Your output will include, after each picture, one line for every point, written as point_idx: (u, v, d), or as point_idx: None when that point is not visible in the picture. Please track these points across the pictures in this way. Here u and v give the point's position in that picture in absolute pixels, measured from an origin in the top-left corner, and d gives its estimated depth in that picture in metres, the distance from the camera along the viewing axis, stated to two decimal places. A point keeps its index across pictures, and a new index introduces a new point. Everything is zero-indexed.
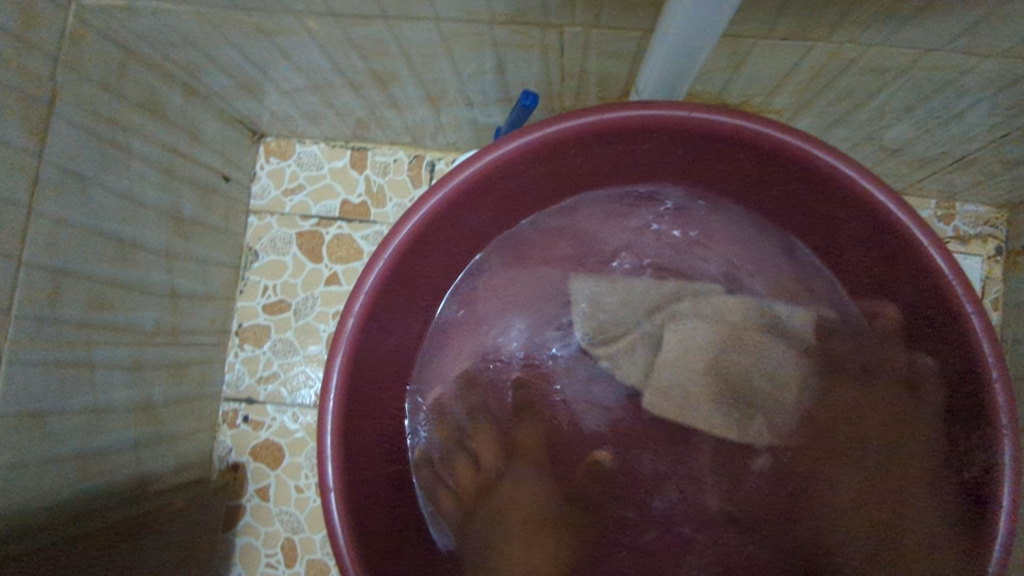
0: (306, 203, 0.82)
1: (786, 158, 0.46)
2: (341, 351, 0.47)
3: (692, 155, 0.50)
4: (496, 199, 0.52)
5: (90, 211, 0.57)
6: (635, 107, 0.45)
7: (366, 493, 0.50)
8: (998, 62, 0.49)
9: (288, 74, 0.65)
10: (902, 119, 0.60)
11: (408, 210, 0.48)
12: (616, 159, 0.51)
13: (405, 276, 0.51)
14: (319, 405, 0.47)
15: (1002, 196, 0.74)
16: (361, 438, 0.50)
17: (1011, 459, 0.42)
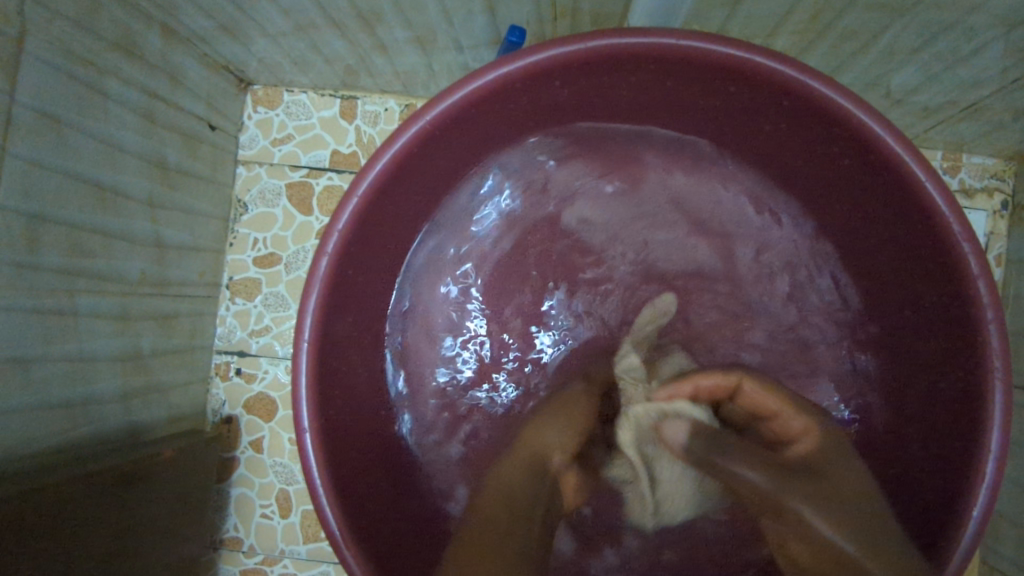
0: (295, 153, 0.80)
1: (774, 85, 0.48)
2: (316, 289, 0.50)
3: (676, 84, 0.51)
4: (480, 129, 0.54)
5: (68, 155, 0.55)
6: (623, 34, 0.46)
7: (337, 424, 0.54)
8: None
9: (271, 15, 0.62)
10: (909, 63, 0.58)
11: (385, 144, 0.49)
12: (600, 90, 0.53)
13: (384, 208, 0.53)
14: (294, 344, 0.50)
15: (1010, 146, 0.72)
16: (332, 372, 0.53)
17: (1001, 371, 0.47)
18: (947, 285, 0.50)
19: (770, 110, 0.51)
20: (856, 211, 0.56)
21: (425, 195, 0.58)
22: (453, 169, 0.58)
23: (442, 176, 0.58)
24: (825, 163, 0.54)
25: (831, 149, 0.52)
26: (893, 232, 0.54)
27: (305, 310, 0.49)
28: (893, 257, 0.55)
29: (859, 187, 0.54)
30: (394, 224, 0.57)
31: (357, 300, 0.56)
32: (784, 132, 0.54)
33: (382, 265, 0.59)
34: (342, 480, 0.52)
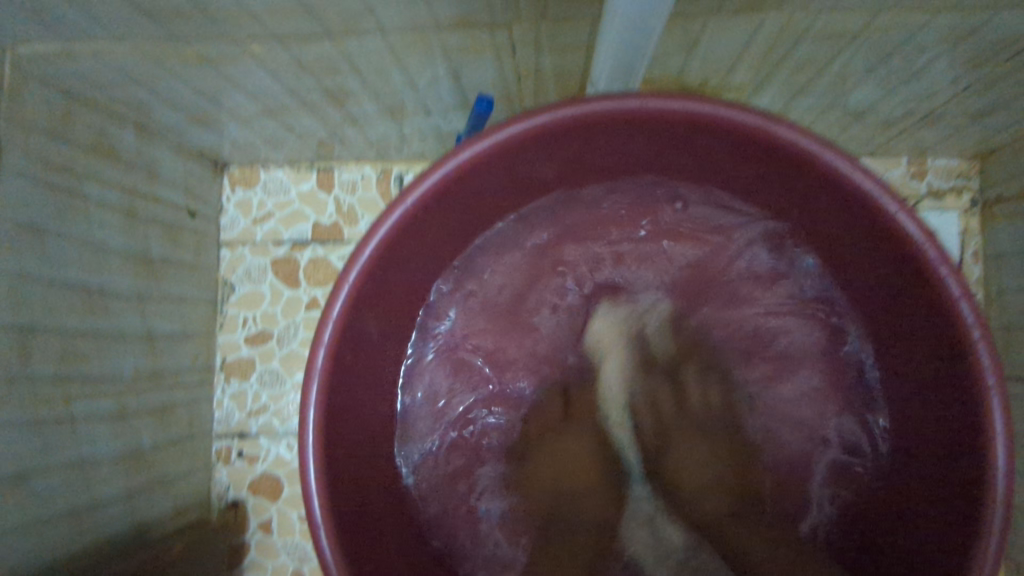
0: (277, 230, 0.81)
1: (740, 136, 0.49)
2: (316, 379, 0.50)
3: (649, 142, 0.52)
4: (462, 204, 0.54)
5: (53, 263, 0.55)
6: (589, 103, 0.48)
7: (355, 508, 0.53)
8: (950, 16, 0.49)
9: (241, 102, 0.63)
10: (864, 81, 0.60)
11: (371, 229, 0.50)
12: (578, 155, 0.54)
13: (378, 290, 0.53)
14: (299, 436, 0.49)
15: (971, 146, 0.74)
16: (345, 457, 0.53)
17: (999, 404, 0.45)
18: (931, 308, 0.49)
19: (741, 158, 0.52)
20: (835, 249, 0.56)
21: (420, 273, 0.58)
22: (447, 244, 0.58)
23: (431, 254, 0.58)
24: (797, 203, 0.54)
25: (804, 191, 0.52)
26: (871, 268, 0.53)
27: (307, 401, 0.49)
28: (880, 293, 0.54)
29: (836, 227, 0.53)
30: (391, 305, 0.57)
31: (358, 390, 0.55)
32: (752, 178, 0.55)
33: (386, 347, 0.58)
34: (362, 562, 0.51)
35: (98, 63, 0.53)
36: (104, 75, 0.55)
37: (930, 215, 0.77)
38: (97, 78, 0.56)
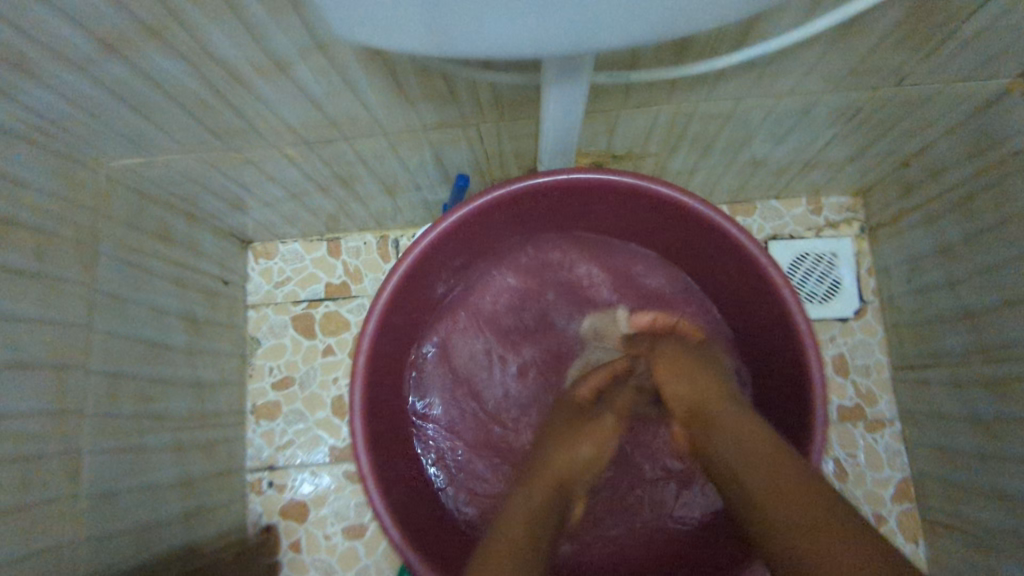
0: (295, 291, 0.97)
1: (635, 194, 0.66)
2: (359, 388, 0.65)
3: (578, 202, 0.69)
4: (452, 253, 0.70)
5: (130, 325, 0.70)
6: (530, 179, 0.65)
7: (398, 486, 0.67)
8: (796, 99, 0.67)
9: (270, 189, 0.80)
10: (752, 144, 0.78)
11: (389, 274, 0.66)
12: (532, 214, 0.71)
13: (395, 320, 0.69)
14: (351, 431, 0.64)
15: (853, 186, 0.92)
16: (386, 448, 0.67)
17: (821, 375, 0.62)
18: (775, 309, 0.65)
19: (638, 209, 0.69)
20: (711, 273, 0.72)
21: (426, 307, 0.74)
22: (443, 283, 0.74)
23: (432, 292, 0.73)
24: (682, 242, 0.71)
25: (687, 231, 0.69)
26: (737, 284, 0.69)
27: (354, 405, 0.64)
28: (744, 303, 0.71)
29: (712, 256, 0.70)
30: (405, 331, 0.72)
31: (382, 407, 0.68)
32: (650, 225, 0.72)
33: (403, 364, 0.74)
34: (411, 524, 0.64)
35: (167, 169, 0.70)
36: (168, 177, 0.72)
37: (831, 240, 0.95)
38: (163, 180, 0.72)
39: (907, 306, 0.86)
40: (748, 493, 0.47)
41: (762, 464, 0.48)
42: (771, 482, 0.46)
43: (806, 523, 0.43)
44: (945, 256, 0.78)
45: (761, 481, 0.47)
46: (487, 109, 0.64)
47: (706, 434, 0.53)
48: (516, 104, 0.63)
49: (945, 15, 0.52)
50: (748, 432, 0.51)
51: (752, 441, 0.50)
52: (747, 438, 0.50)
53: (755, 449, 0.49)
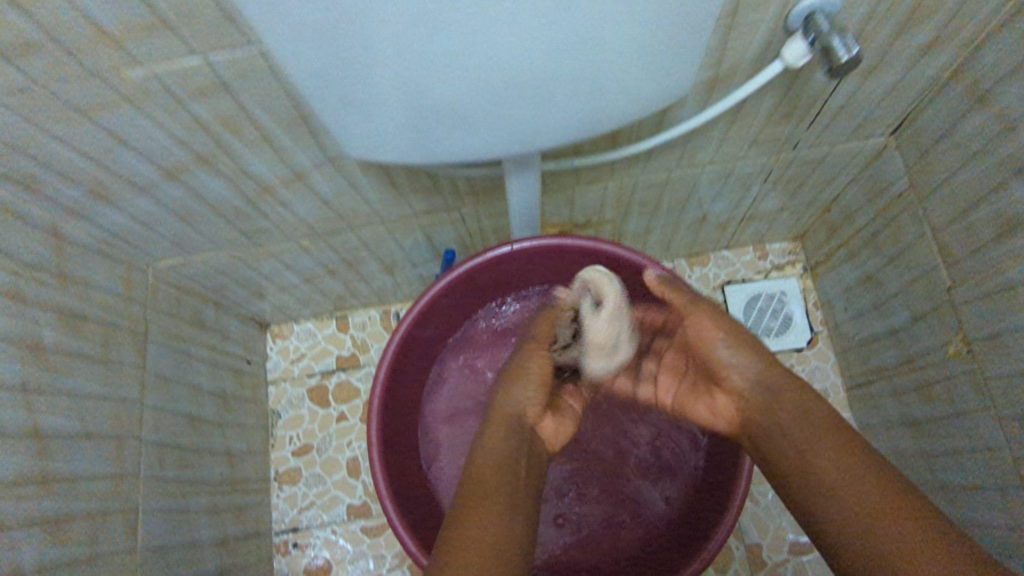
0: (310, 365, 1.08)
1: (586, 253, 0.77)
2: (374, 443, 0.74)
3: (538, 263, 0.80)
4: (439, 314, 0.80)
5: (173, 400, 0.81)
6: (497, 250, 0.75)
7: (421, 523, 0.75)
8: (718, 167, 0.82)
9: (287, 277, 0.93)
10: (693, 204, 0.92)
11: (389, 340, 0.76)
12: (504, 276, 0.81)
13: (397, 377, 0.78)
14: (374, 481, 0.73)
15: (790, 232, 1.06)
16: (405, 491, 0.76)
17: None
18: None
19: (589, 265, 0.79)
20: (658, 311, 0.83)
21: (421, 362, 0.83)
22: (434, 339, 0.84)
23: (425, 348, 0.83)
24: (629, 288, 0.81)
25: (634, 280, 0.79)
26: None
27: (373, 459, 0.73)
28: None
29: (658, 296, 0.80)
30: (406, 386, 0.81)
31: (393, 459, 0.76)
32: None
33: (408, 414, 0.83)
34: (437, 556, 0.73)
35: (202, 266, 0.83)
36: (203, 273, 0.85)
37: (778, 280, 1.08)
38: (199, 275, 0.85)
39: (849, 332, 0.98)
40: (815, 469, 0.51)
41: (829, 447, 0.52)
42: (843, 466, 0.50)
43: (878, 512, 0.47)
44: (869, 286, 0.90)
45: (829, 463, 0.51)
46: (465, 196, 0.78)
47: (765, 403, 0.57)
48: (489, 190, 0.77)
49: (812, 98, 0.67)
50: (804, 412, 0.54)
51: (818, 423, 0.53)
52: (815, 416, 0.54)
53: (819, 431, 0.53)
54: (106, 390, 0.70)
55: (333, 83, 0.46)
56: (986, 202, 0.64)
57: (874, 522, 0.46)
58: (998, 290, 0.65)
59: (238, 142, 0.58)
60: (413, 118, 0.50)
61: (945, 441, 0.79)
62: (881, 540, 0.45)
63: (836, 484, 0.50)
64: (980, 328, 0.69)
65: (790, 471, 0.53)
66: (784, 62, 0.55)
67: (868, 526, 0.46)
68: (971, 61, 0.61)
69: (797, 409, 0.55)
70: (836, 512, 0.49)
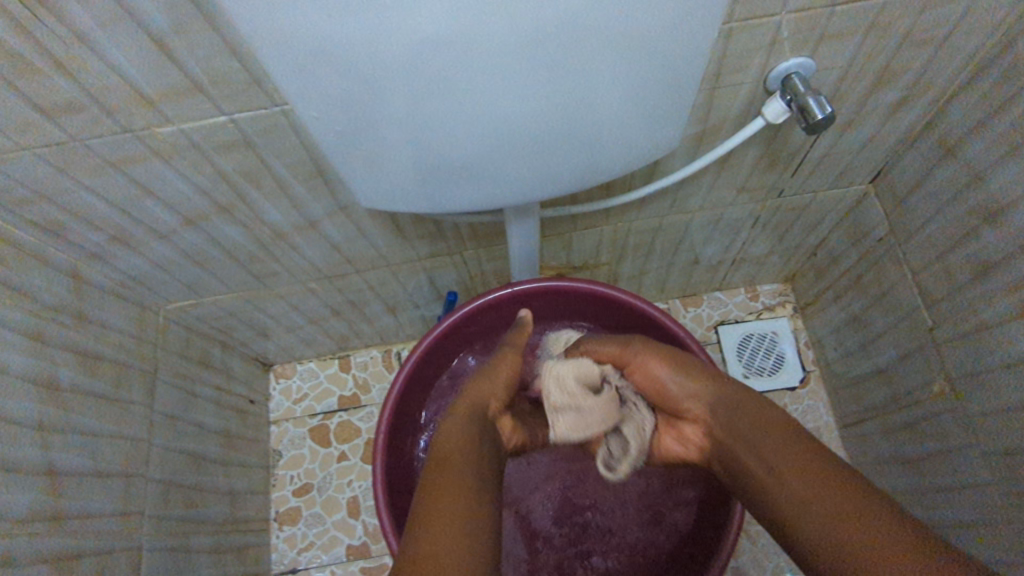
0: (312, 405, 1.10)
1: (585, 293, 0.79)
2: (377, 478, 0.73)
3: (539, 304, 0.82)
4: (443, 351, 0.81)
5: (179, 439, 0.83)
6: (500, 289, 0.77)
7: None
8: (709, 213, 0.86)
9: (292, 318, 0.96)
10: (685, 248, 0.96)
11: (394, 376, 0.76)
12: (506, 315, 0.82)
13: (402, 413, 0.78)
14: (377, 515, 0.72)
15: (779, 275, 1.10)
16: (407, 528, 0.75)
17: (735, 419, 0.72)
18: None
19: (587, 307, 0.81)
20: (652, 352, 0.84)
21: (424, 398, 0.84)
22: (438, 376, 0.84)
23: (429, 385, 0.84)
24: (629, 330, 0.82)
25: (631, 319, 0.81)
26: None
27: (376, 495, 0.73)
28: None
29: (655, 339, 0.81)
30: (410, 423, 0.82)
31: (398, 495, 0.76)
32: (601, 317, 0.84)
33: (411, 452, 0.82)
34: None
35: (212, 306, 0.86)
36: (212, 313, 0.88)
37: (770, 321, 1.11)
38: (208, 316, 0.88)
39: (839, 371, 1.01)
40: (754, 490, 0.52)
41: (762, 451, 0.48)
42: (770, 464, 0.47)
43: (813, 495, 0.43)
44: (857, 326, 0.93)
45: (758, 463, 0.48)
46: (467, 241, 0.82)
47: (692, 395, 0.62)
48: (490, 235, 0.81)
49: (794, 150, 0.71)
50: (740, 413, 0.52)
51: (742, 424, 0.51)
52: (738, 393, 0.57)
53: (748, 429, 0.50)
54: (119, 427, 0.72)
55: (354, 142, 0.50)
56: (960, 247, 0.68)
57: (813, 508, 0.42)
58: (976, 330, 0.68)
59: (256, 191, 0.62)
60: (424, 174, 0.54)
61: (934, 478, 0.81)
62: (821, 532, 0.40)
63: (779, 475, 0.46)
64: (962, 366, 0.71)
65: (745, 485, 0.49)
66: (765, 119, 0.60)
67: (816, 514, 0.41)
68: (940, 117, 0.66)
69: (741, 415, 0.52)
70: (798, 517, 0.43)
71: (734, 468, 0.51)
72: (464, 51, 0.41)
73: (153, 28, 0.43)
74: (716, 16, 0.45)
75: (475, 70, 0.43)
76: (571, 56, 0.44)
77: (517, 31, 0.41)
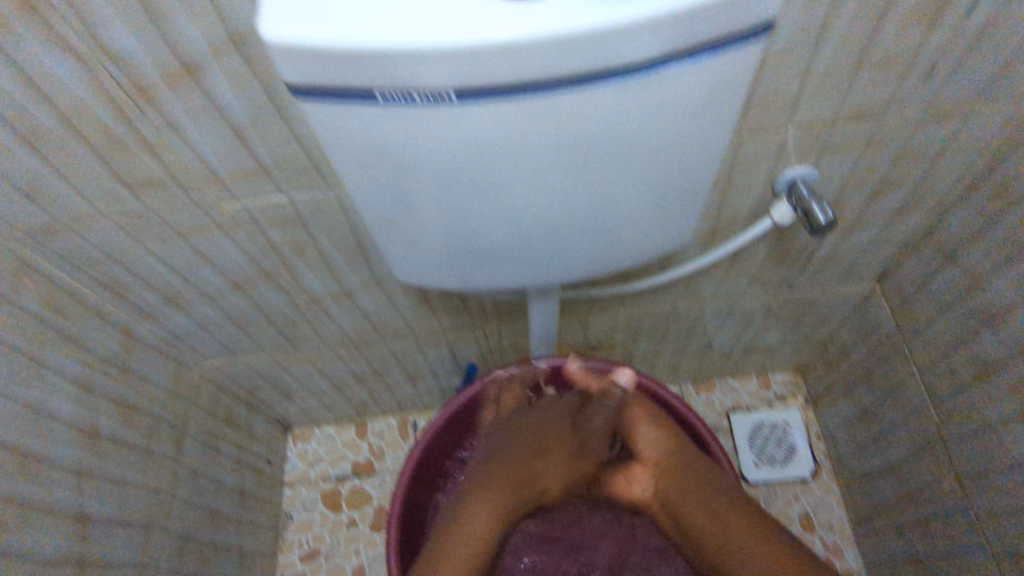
0: (326, 470, 1.12)
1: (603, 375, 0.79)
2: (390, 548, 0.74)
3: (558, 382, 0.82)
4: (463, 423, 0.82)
5: (199, 494, 0.85)
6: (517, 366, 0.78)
7: None
8: (721, 302, 0.90)
9: (316, 381, 1.00)
10: (698, 334, 0.99)
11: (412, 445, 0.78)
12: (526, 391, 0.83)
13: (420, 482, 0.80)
14: None
15: (791, 365, 1.12)
16: None
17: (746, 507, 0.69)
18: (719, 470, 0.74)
19: None
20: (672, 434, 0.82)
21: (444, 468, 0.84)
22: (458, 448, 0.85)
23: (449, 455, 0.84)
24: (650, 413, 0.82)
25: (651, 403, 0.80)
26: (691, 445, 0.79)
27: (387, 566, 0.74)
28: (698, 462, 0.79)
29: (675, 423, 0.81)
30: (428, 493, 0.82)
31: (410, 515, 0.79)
32: None
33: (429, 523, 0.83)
34: None
35: (243, 366, 0.90)
36: (242, 373, 0.92)
37: (781, 410, 1.12)
38: (238, 375, 0.92)
39: (851, 465, 1.01)
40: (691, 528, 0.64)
41: (710, 510, 0.61)
42: (713, 511, 0.61)
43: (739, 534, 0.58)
44: (868, 420, 0.94)
45: (704, 515, 0.62)
46: (489, 316, 0.86)
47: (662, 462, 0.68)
48: (511, 312, 0.85)
49: (801, 248, 0.76)
50: (692, 463, 0.68)
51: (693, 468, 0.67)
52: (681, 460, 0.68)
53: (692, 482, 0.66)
54: (145, 478, 0.74)
55: (401, 216, 0.54)
56: (963, 347, 0.71)
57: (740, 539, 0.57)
58: (982, 430, 0.70)
59: (301, 262, 0.67)
60: (453, 253, 0.59)
61: None
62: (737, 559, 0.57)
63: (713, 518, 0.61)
64: (970, 465, 0.72)
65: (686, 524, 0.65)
66: (772, 220, 0.65)
67: (734, 549, 0.57)
68: (939, 225, 0.70)
69: (689, 474, 0.66)
70: (718, 549, 0.59)
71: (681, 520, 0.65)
72: (504, 160, 0.45)
73: (234, 122, 0.49)
74: (723, 143, 0.50)
75: (513, 176, 0.47)
76: (601, 156, 0.46)
77: (553, 136, 0.42)
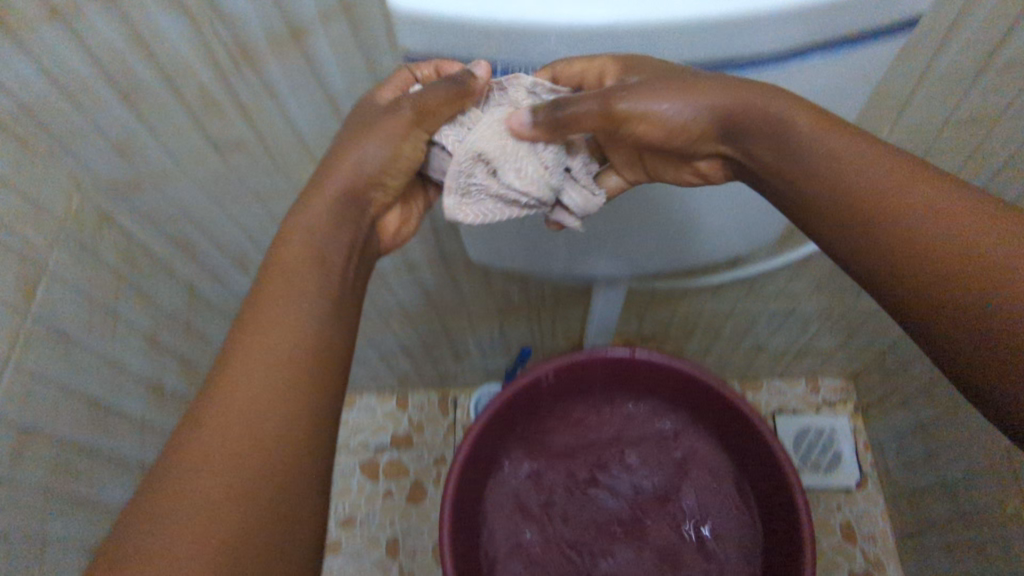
0: (365, 438, 1.13)
1: (653, 365, 0.77)
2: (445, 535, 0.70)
3: (603, 375, 0.79)
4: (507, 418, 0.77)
5: None
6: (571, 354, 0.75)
7: None
8: (781, 305, 0.89)
9: (364, 353, 1.00)
10: (753, 336, 0.98)
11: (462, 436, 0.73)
12: (575, 382, 0.79)
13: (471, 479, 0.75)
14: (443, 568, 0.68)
15: (843, 371, 1.09)
16: None
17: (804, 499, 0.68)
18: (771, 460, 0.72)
19: (659, 377, 0.78)
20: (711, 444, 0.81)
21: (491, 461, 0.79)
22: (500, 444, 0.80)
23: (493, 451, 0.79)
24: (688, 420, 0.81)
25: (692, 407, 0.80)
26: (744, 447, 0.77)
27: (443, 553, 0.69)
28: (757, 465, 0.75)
29: (726, 422, 0.77)
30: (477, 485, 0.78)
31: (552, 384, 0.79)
32: (669, 396, 0.80)
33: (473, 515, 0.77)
34: None
35: None
36: None
37: (828, 417, 1.10)
38: None
39: (899, 479, 0.99)
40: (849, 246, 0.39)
41: (905, 172, 0.37)
42: (904, 184, 0.37)
43: (983, 233, 0.34)
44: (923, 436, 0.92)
45: (894, 172, 0.37)
46: (548, 302, 0.86)
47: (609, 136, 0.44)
48: (569, 299, 0.85)
49: None
50: (877, 168, 0.37)
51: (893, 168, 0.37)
52: (835, 150, 0.38)
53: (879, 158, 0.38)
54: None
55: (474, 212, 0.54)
56: None
57: (958, 262, 0.34)
58: None
59: None
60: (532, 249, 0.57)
61: None
62: (988, 258, 0.33)
63: (922, 246, 0.35)
64: None
65: (806, 190, 0.40)
66: None
67: (948, 250, 0.34)
68: None
69: (867, 147, 0.38)
70: (902, 219, 0.36)
71: (843, 209, 0.38)
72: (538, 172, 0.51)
73: None
74: None
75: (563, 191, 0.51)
76: (691, 219, 0.54)
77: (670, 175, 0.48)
